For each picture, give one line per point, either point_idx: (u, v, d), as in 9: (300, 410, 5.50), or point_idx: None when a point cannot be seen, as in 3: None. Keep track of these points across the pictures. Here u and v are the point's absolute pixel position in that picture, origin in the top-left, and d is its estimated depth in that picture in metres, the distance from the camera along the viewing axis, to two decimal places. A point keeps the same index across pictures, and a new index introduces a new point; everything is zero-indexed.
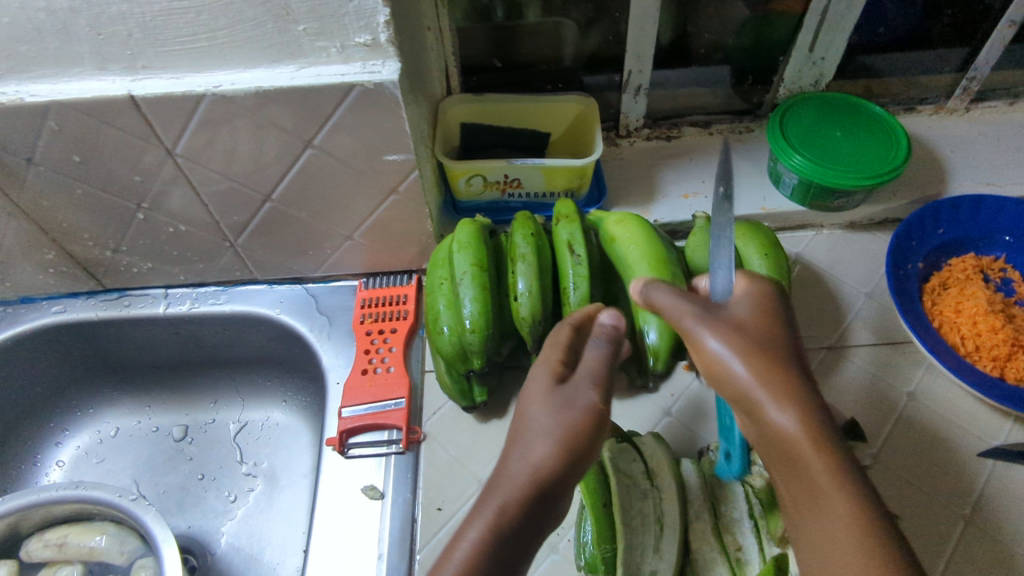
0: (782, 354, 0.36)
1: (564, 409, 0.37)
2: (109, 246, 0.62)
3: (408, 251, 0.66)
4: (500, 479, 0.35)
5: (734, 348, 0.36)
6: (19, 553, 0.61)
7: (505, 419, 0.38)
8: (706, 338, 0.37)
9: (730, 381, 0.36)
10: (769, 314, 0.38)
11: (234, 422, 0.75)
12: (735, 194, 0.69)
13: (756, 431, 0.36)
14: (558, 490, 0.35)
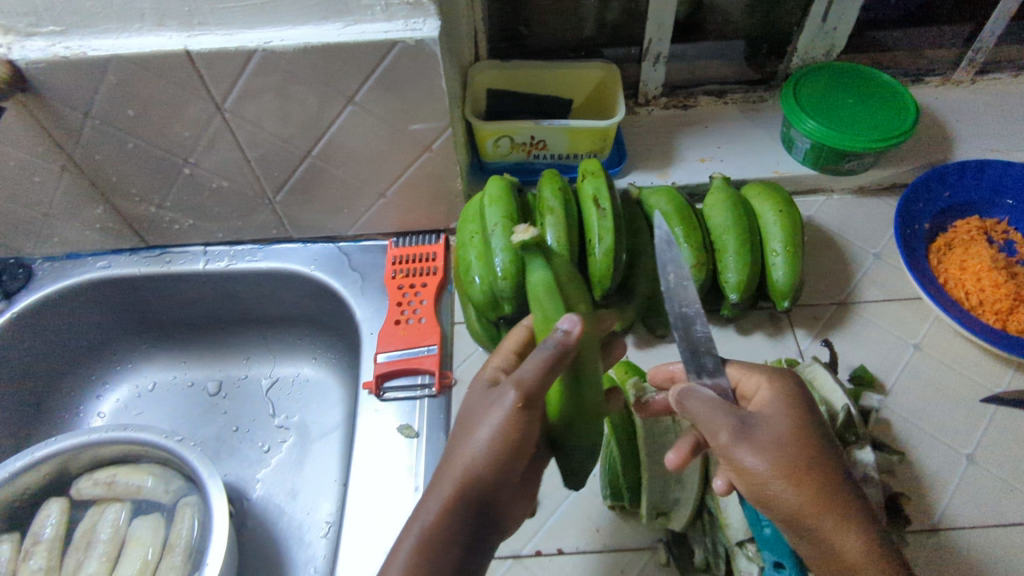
0: (821, 473, 0.38)
1: (495, 431, 0.39)
2: (154, 201, 0.65)
3: (437, 210, 0.69)
4: (433, 491, 0.40)
5: (779, 479, 0.38)
6: (70, 491, 0.64)
7: (450, 452, 0.40)
8: (754, 466, 0.38)
9: (776, 508, 0.38)
10: (800, 428, 0.39)
11: (266, 377, 0.79)
12: (749, 159, 0.71)
13: (798, 540, 0.39)
14: (486, 490, 0.39)
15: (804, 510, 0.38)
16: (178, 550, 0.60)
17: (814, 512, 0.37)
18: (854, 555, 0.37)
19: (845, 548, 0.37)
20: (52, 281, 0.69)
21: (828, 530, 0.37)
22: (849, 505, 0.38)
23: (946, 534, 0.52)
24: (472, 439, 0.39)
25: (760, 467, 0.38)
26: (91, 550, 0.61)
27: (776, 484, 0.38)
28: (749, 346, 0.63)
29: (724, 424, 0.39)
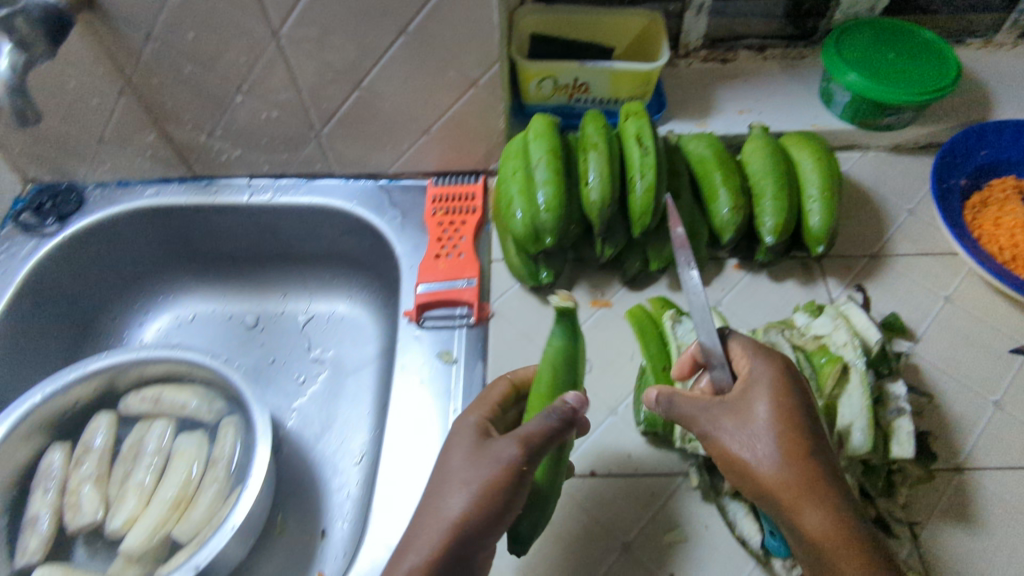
0: (790, 460, 0.39)
1: (484, 479, 0.40)
2: (205, 130, 0.68)
3: (477, 150, 0.70)
4: (417, 532, 0.41)
5: (743, 463, 0.40)
6: (118, 406, 0.67)
7: (439, 486, 0.42)
8: (725, 449, 0.41)
9: (749, 488, 0.41)
10: (775, 413, 0.41)
11: (303, 314, 0.81)
12: (788, 112, 0.72)
13: (777, 518, 0.41)
14: (472, 540, 0.40)
15: (768, 489, 0.40)
16: (221, 466, 0.62)
17: (777, 492, 0.39)
18: (819, 531, 0.38)
19: (809, 525, 0.39)
20: (102, 206, 0.73)
21: (797, 508, 0.39)
22: (818, 486, 0.39)
23: (971, 474, 0.53)
24: (462, 484, 0.41)
25: (727, 452, 0.41)
26: (139, 461, 0.63)
27: (741, 469, 0.41)
28: (781, 291, 0.63)
29: (701, 415, 0.42)
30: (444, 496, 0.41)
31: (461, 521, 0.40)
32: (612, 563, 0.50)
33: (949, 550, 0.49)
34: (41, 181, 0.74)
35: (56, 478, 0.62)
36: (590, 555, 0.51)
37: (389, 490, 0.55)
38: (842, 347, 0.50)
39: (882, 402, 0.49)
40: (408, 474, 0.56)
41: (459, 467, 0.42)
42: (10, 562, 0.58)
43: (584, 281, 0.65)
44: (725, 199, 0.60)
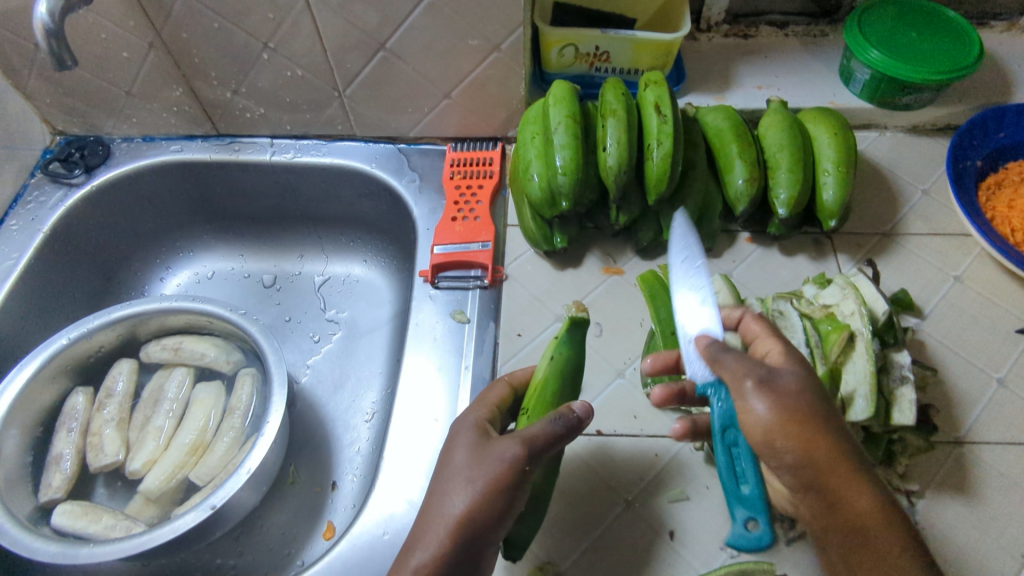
0: (838, 433, 0.39)
1: (480, 475, 0.41)
2: (230, 87, 0.69)
3: (496, 116, 0.71)
4: (421, 525, 0.42)
5: (800, 435, 0.38)
6: (139, 354, 0.69)
7: (439, 484, 0.43)
8: (775, 420, 0.38)
9: (792, 463, 0.38)
10: (808, 390, 0.40)
11: (319, 275, 0.82)
12: (807, 88, 0.72)
13: (807, 495, 0.39)
14: (476, 533, 0.41)
15: (821, 463, 0.38)
16: (238, 415, 0.64)
17: (827, 466, 0.38)
18: (863, 506, 0.38)
19: (855, 499, 0.38)
20: (128, 160, 0.74)
21: (842, 481, 0.38)
22: (855, 462, 0.39)
23: (972, 447, 0.53)
24: (461, 482, 0.41)
25: (777, 423, 0.38)
26: (159, 407, 0.65)
27: (798, 444, 0.38)
28: (792, 265, 0.64)
29: (755, 377, 0.39)
30: (447, 490, 0.42)
31: (463, 518, 0.40)
32: (613, 517, 0.52)
33: (945, 518, 0.50)
34: (69, 134, 0.77)
35: (79, 419, 0.64)
36: (592, 510, 0.52)
37: (400, 441, 0.57)
38: (849, 317, 0.51)
39: (886, 370, 0.50)
40: (418, 427, 0.58)
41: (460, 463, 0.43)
42: (34, 498, 0.60)
43: (596, 248, 0.66)
44: (740, 171, 0.60)
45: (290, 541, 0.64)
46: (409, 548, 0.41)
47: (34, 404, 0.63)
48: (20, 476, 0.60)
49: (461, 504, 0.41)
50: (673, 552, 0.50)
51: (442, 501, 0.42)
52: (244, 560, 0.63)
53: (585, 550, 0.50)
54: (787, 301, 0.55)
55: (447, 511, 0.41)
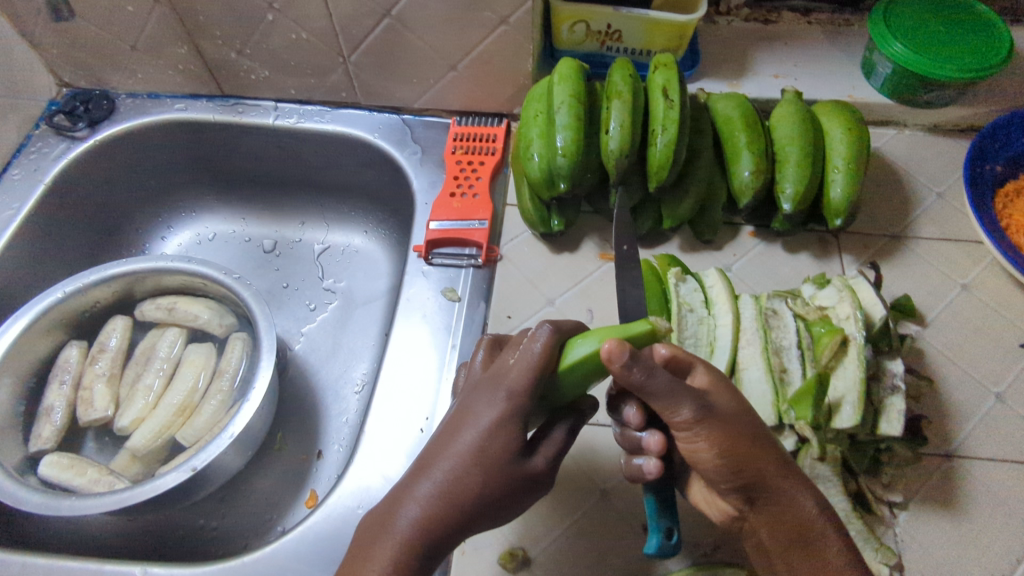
0: (771, 448, 0.42)
1: (496, 480, 0.41)
2: (235, 48, 0.69)
3: (503, 91, 0.70)
4: (416, 494, 0.41)
5: (735, 459, 0.41)
6: (134, 313, 0.69)
7: (431, 459, 0.42)
8: (710, 448, 0.41)
9: (732, 480, 0.42)
10: (741, 412, 0.42)
11: (319, 243, 0.82)
12: (827, 80, 0.69)
13: (752, 505, 0.43)
14: (461, 518, 0.41)
15: (758, 473, 0.42)
16: (226, 378, 0.64)
17: (764, 475, 0.42)
18: (806, 511, 0.42)
19: (795, 503, 0.42)
20: (132, 116, 0.74)
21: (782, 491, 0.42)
22: (787, 466, 0.43)
23: (962, 462, 0.52)
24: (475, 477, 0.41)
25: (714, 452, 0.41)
26: (149, 365, 0.66)
27: (735, 465, 0.41)
28: (794, 263, 0.63)
29: (673, 401, 0.40)
30: (461, 476, 0.41)
31: (453, 498, 0.41)
32: (587, 507, 0.51)
33: (926, 531, 0.50)
34: (76, 87, 0.76)
35: (71, 372, 0.65)
36: (566, 497, 0.52)
37: (383, 416, 0.57)
38: (844, 321, 0.50)
39: (877, 377, 0.48)
40: (401, 402, 0.58)
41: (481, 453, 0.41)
42: (23, 448, 0.61)
43: (595, 234, 0.65)
44: (747, 162, 0.59)
45: (273, 507, 0.65)
46: (393, 510, 0.41)
47: (28, 355, 0.64)
48: (10, 424, 0.61)
49: (469, 501, 0.41)
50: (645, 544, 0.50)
51: (450, 481, 0.41)
52: (226, 523, 0.64)
53: (558, 538, 0.50)
54: (783, 300, 0.53)
55: (451, 498, 0.41)
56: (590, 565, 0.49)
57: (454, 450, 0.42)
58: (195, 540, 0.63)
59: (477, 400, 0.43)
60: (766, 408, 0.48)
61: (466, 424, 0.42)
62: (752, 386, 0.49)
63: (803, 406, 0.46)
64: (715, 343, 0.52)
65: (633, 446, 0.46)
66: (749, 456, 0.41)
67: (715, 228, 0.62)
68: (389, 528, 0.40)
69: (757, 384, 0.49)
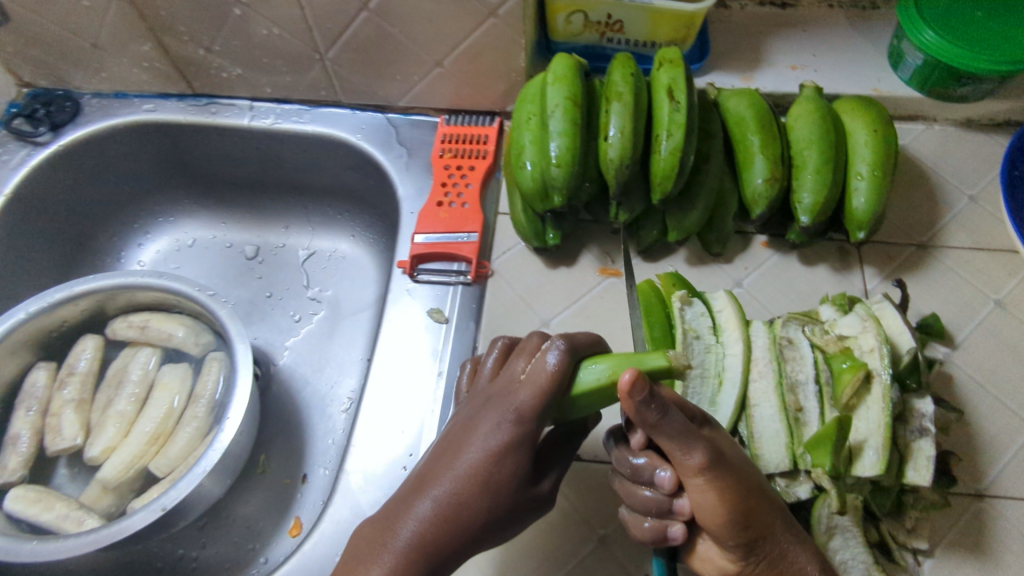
0: (775, 503, 0.39)
1: (495, 506, 0.38)
2: (203, 44, 0.63)
3: (494, 88, 0.64)
4: (412, 511, 0.37)
5: (742, 513, 0.37)
6: (106, 330, 0.65)
7: (429, 477, 0.39)
8: (716, 501, 0.37)
9: (735, 536, 0.38)
10: (747, 465, 0.39)
11: (304, 249, 0.77)
12: (849, 72, 0.63)
13: (750, 563, 0.39)
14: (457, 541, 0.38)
15: (761, 530, 0.38)
16: (203, 402, 0.60)
17: (767, 532, 0.38)
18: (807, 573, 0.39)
19: (796, 564, 0.39)
20: (98, 118, 0.69)
21: (783, 549, 0.39)
22: (791, 523, 0.40)
23: (993, 502, 0.48)
24: (474, 499, 0.38)
25: (721, 506, 0.37)
26: (121, 389, 0.62)
27: (740, 521, 0.37)
28: (811, 277, 0.58)
29: (683, 446, 0.37)
30: (461, 498, 0.38)
31: (451, 518, 0.37)
32: (584, 553, 0.48)
33: None
34: (37, 87, 0.71)
35: (39, 398, 0.61)
36: (562, 542, 0.49)
37: (366, 449, 0.53)
38: (867, 353, 0.45)
39: (904, 419, 0.44)
40: (384, 434, 0.54)
41: (485, 475, 0.38)
42: None
43: (594, 246, 0.60)
44: (761, 169, 0.53)
45: (256, 535, 0.60)
46: (387, 525, 0.37)
47: None
48: None
49: (465, 526, 0.37)
50: None
51: (449, 502, 0.37)
52: (206, 553, 0.60)
53: None
54: (799, 327, 0.48)
55: (448, 520, 0.37)
56: None
57: (456, 467, 0.38)
58: (174, 572, 0.59)
59: (485, 416, 0.39)
60: (780, 452, 0.44)
61: (472, 440, 0.39)
62: (764, 424, 0.45)
63: (821, 452, 0.42)
64: (724, 376, 0.47)
65: (654, 509, 0.42)
66: (757, 508, 0.38)
67: (725, 240, 0.57)
68: (379, 546, 0.36)
69: (771, 427, 0.45)
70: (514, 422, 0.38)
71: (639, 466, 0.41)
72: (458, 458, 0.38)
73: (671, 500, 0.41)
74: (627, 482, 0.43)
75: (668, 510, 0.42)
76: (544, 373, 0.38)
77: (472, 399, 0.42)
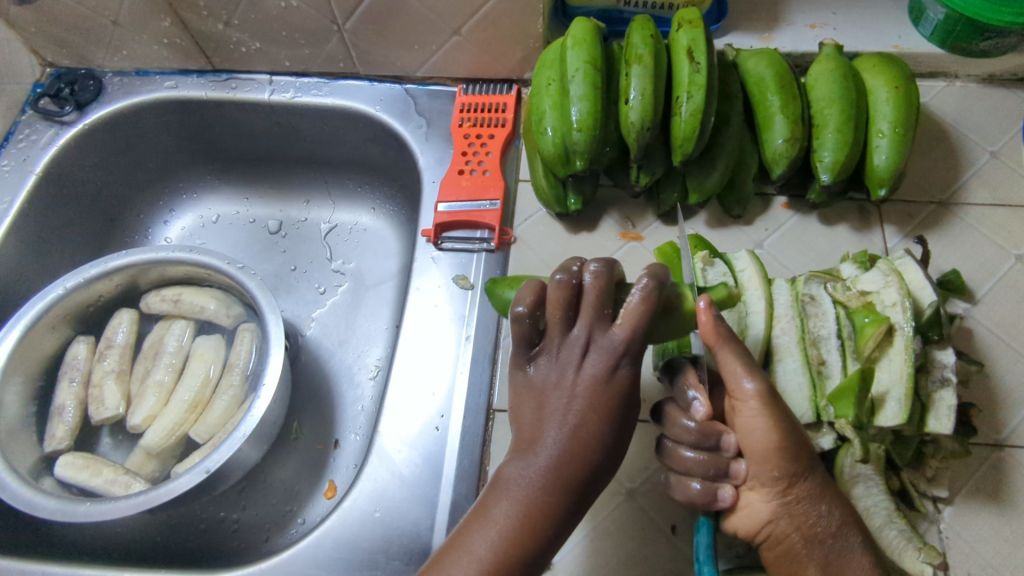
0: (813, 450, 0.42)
1: (611, 439, 0.40)
2: (222, 19, 0.64)
3: (511, 57, 0.65)
4: (536, 456, 0.39)
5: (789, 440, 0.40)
6: (141, 304, 0.67)
7: (539, 420, 0.40)
8: (765, 427, 0.40)
9: (776, 470, 0.40)
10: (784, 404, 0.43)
11: (325, 222, 0.78)
12: (868, 28, 0.63)
13: (787, 502, 0.41)
14: (589, 472, 0.39)
15: (802, 466, 0.40)
16: (237, 371, 0.62)
17: (808, 472, 0.41)
18: (843, 517, 0.41)
19: (829, 511, 0.40)
20: (121, 95, 0.70)
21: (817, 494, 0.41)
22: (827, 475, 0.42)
23: (1013, 451, 0.49)
24: (593, 439, 0.39)
25: (773, 430, 0.40)
26: (159, 360, 0.64)
27: (783, 451, 0.40)
28: (831, 237, 0.58)
29: (747, 366, 0.41)
30: (581, 437, 0.39)
31: (574, 456, 0.39)
32: (612, 506, 0.50)
33: (973, 527, 0.47)
34: (59, 66, 0.73)
35: (81, 370, 0.63)
36: (593, 495, 0.50)
37: (399, 411, 0.55)
38: (889, 308, 0.46)
39: (926, 370, 0.45)
40: (416, 397, 0.55)
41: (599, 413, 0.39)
42: (38, 448, 0.60)
43: (615, 211, 0.61)
44: (781, 128, 0.53)
45: (292, 498, 0.62)
46: (511, 472, 0.39)
47: (34, 354, 0.62)
48: (23, 425, 0.60)
49: (590, 458, 0.39)
50: (675, 546, 0.48)
51: (571, 445, 0.39)
52: (247, 515, 0.61)
53: (583, 540, 0.49)
54: (822, 284, 0.49)
55: (574, 459, 0.39)
56: (618, 567, 0.48)
57: (570, 411, 0.39)
58: (217, 533, 0.61)
59: (592, 358, 0.39)
60: (803, 403, 0.45)
61: (577, 390, 0.39)
62: (787, 378, 0.46)
63: (845, 403, 0.43)
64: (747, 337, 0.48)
65: (709, 473, 0.42)
66: (798, 440, 0.40)
67: (746, 201, 0.58)
68: (512, 493, 0.39)
69: (795, 384, 0.46)
70: (616, 366, 0.39)
71: (702, 432, 0.42)
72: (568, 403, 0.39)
73: (731, 463, 0.42)
74: (676, 446, 0.43)
75: (725, 472, 0.42)
76: (642, 310, 0.38)
77: (558, 349, 0.40)
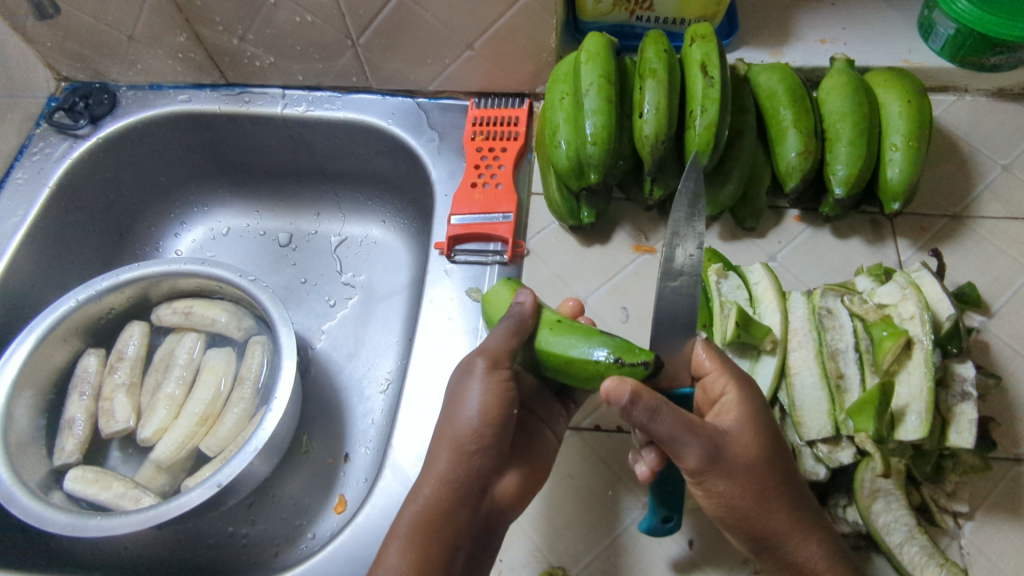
0: (784, 485, 0.41)
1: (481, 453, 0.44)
2: (237, 34, 0.65)
3: (523, 71, 0.65)
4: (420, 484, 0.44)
5: (733, 509, 0.41)
6: (152, 317, 0.67)
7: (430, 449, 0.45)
8: (711, 498, 0.41)
9: (738, 528, 0.42)
10: (767, 411, 0.43)
11: (336, 235, 0.78)
12: (878, 43, 0.63)
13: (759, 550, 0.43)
14: (465, 484, 0.44)
15: (765, 530, 0.41)
16: (248, 384, 0.62)
17: (771, 532, 0.41)
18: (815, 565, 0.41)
19: (803, 559, 0.41)
20: (135, 109, 0.71)
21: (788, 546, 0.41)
22: (806, 523, 0.42)
23: None
24: (458, 444, 0.43)
25: (716, 500, 0.41)
26: (169, 372, 0.63)
27: (731, 516, 0.41)
28: (844, 249, 0.58)
29: (686, 448, 0.40)
30: (452, 461, 0.44)
31: (444, 479, 0.43)
32: (628, 521, 0.50)
33: (994, 543, 0.46)
34: (74, 80, 0.73)
35: (91, 382, 0.63)
36: (607, 510, 0.50)
37: (412, 423, 0.55)
38: (907, 321, 0.46)
39: (946, 384, 0.45)
40: (429, 411, 0.55)
41: (466, 450, 0.43)
42: (48, 461, 0.60)
43: (627, 224, 0.61)
44: (794, 141, 0.53)
45: (302, 512, 0.61)
46: (408, 503, 0.44)
47: (45, 366, 0.62)
48: (33, 438, 0.60)
49: (461, 474, 0.44)
50: (692, 561, 0.48)
51: (445, 472, 0.43)
52: (256, 529, 0.61)
53: (598, 556, 0.49)
54: (838, 297, 0.49)
55: (448, 482, 0.43)
56: None
57: (439, 437, 0.44)
58: (227, 549, 0.60)
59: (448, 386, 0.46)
60: (821, 417, 0.45)
61: (448, 426, 0.44)
62: (805, 392, 0.46)
63: (864, 417, 0.43)
64: (765, 351, 0.48)
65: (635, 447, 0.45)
66: (749, 509, 0.41)
67: (760, 213, 0.58)
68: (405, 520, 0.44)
69: (814, 397, 0.46)
70: (495, 365, 0.44)
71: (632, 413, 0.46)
72: (444, 437, 0.44)
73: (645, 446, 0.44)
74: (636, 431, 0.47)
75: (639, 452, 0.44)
76: (501, 340, 0.44)
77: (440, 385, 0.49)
